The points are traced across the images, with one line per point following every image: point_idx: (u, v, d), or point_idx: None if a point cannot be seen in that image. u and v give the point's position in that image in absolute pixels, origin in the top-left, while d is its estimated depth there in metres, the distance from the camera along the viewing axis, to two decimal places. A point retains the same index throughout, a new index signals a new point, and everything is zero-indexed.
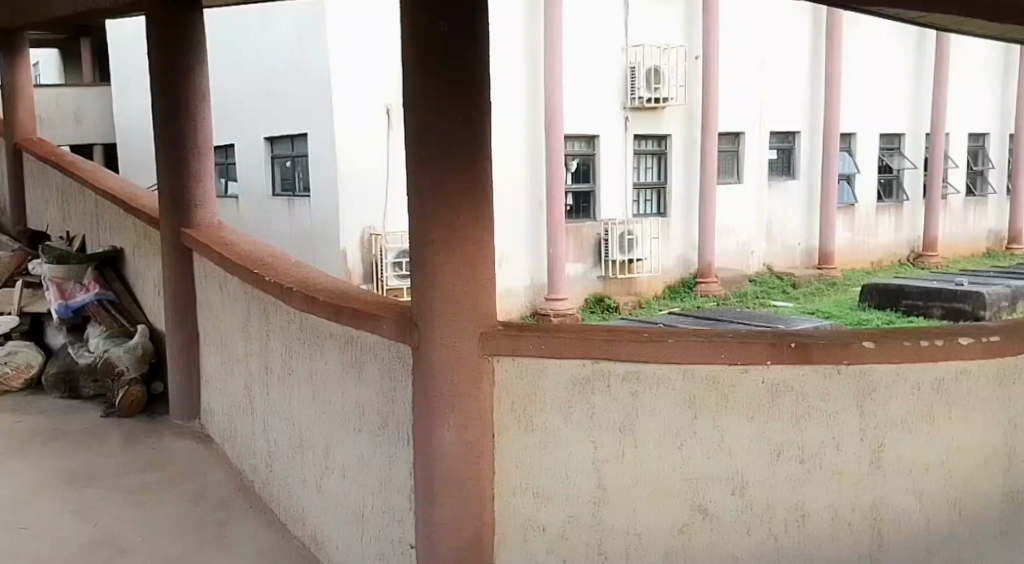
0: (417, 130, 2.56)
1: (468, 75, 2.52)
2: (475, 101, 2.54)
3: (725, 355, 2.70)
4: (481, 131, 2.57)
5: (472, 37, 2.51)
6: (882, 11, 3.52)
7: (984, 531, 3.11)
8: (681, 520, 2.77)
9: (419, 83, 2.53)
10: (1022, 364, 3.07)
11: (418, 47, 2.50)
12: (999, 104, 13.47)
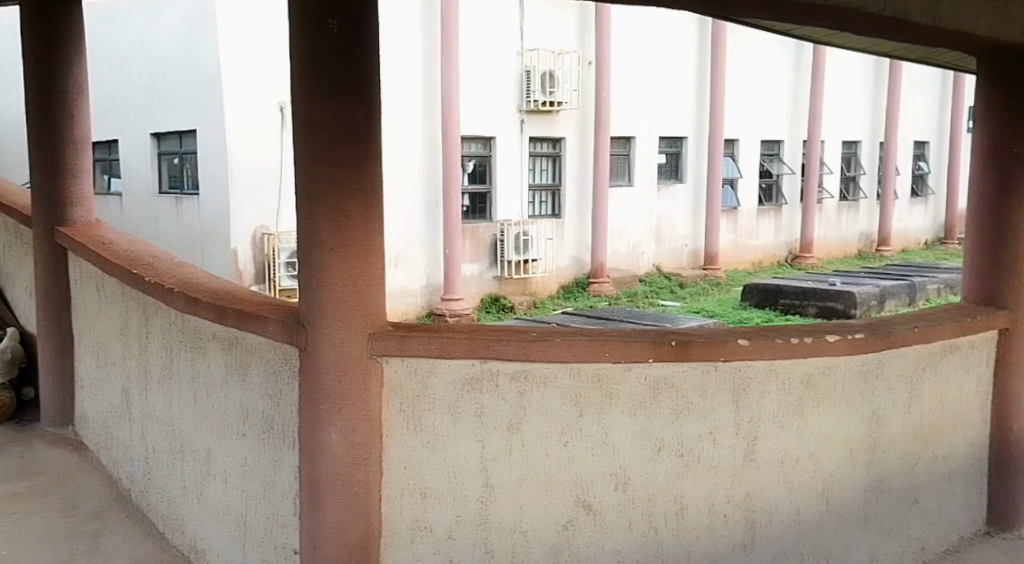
0: (305, 127, 2.54)
1: (357, 72, 2.52)
2: (363, 100, 2.54)
3: (609, 354, 2.79)
4: (371, 130, 2.57)
5: (362, 35, 2.51)
6: (760, 24, 3.69)
7: (849, 518, 3.30)
8: (566, 516, 2.84)
9: (307, 79, 2.51)
10: (882, 359, 3.28)
11: (306, 41, 2.48)
12: (869, 114, 14.23)
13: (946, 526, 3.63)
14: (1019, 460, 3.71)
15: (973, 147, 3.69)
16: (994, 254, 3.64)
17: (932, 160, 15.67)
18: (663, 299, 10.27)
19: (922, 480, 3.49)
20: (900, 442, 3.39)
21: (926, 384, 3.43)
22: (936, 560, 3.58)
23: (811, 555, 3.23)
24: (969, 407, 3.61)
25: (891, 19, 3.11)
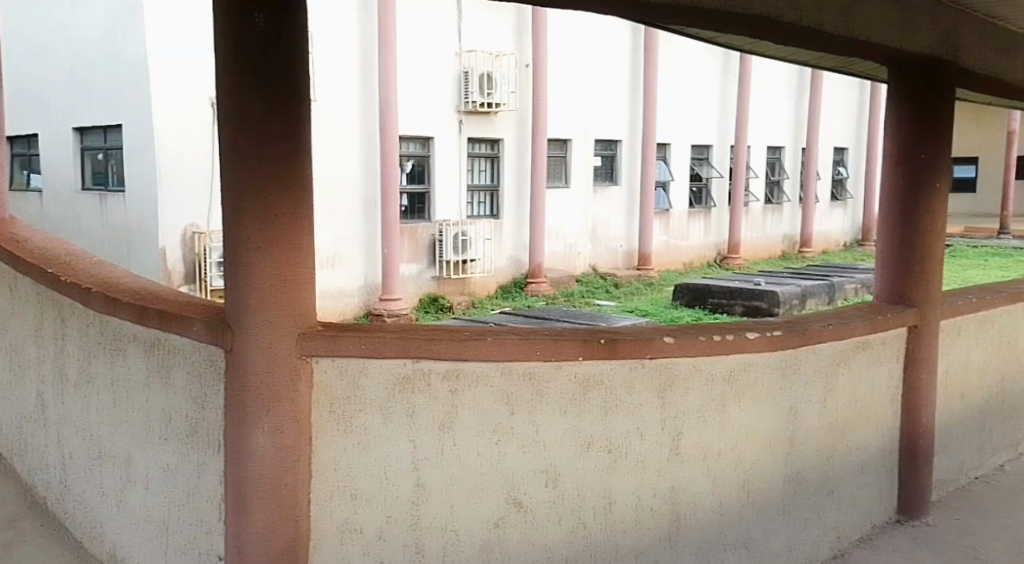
0: (231, 122, 2.54)
1: (285, 68, 2.53)
2: (291, 95, 2.55)
3: (540, 352, 2.84)
4: (299, 127, 2.58)
5: (290, 32, 2.52)
6: (684, 32, 3.79)
7: (769, 510, 3.42)
8: (497, 513, 2.87)
9: (233, 74, 2.51)
10: (800, 354, 3.43)
11: (232, 37, 2.49)
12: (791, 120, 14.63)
13: (859, 515, 3.79)
14: (923, 449, 3.93)
15: (886, 151, 3.86)
16: (904, 255, 3.82)
17: (851, 165, 16.15)
18: (599, 299, 10.38)
19: (837, 471, 3.64)
20: (817, 434, 3.53)
21: (840, 379, 3.59)
22: (851, 547, 3.73)
23: (733, 546, 3.33)
24: (881, 400, 3.78)
25: (806, 29, 3.20)
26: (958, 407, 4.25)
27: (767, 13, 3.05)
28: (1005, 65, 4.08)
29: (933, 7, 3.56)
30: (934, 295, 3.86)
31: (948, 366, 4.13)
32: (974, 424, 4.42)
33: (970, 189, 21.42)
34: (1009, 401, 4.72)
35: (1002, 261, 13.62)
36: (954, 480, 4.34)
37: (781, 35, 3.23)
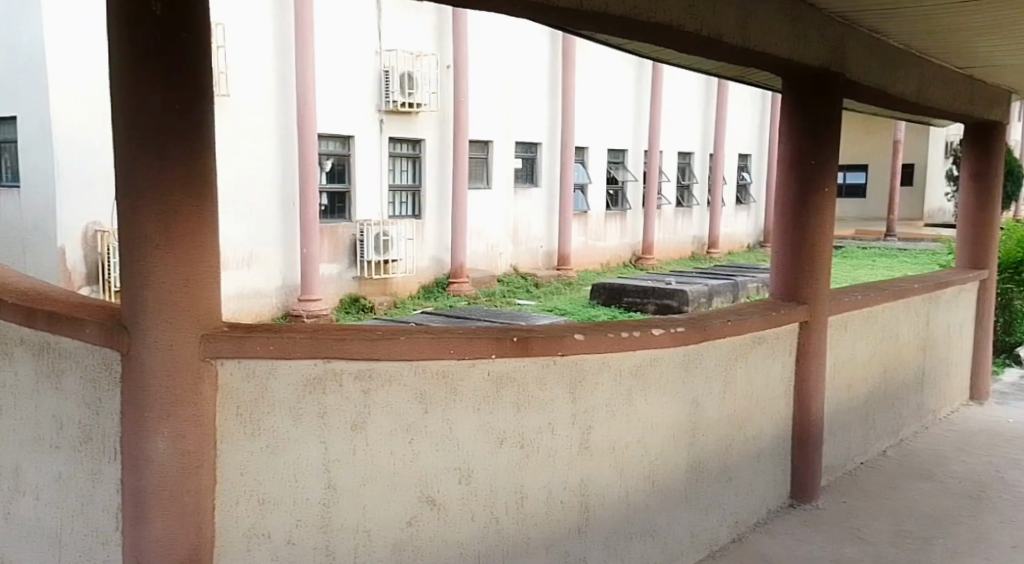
0: (126, 117, 2.53)
1: (186, 61, 2.52)
2: (194, 88, 2.54)
3: (453, 351, 2.89)
4: (202, 122, 2.58)
5: (190, 24, 2.51)
6: (597, 39, 3.89)
7: (672, 499, 3.57)
8: (410, 512, 2.90)
9: (130, 67, 2.50)
10: (702, 349, 3.58)
11: (130, 27, 2.48)
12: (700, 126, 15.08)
13: (756, 501, 3.99)
14: (814, 436, 4.19)
15: (785, 154, 4.05)
16: (798, 254, 4.05)
17: (755, 171, 16.74)
18: (520, 299, 10.49)
19: (735, 459, 3.83)
20: (717, 426, 3.71)
21: (739, 373, 3.78)
22: (747, 531, 3.94)
23: (638, 535, 3.46)
24: (776, 392, 4.00)
25: (707, 39, 3.32)
26: (845, 398, 4.53)
27: (670, 22, 3.16)
28: (886, 77, 4.36)
29: (820, 20, 3.78)
30: (823, 292, 4.10)
31: (836, 360, 4.39)
32: (860, 413, 4.72)
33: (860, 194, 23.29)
34: (893, 392, 5.04)
35: (897, 260, 14.39)
36: (842, 466, 4.63)
37: (683, 44, 3.35)
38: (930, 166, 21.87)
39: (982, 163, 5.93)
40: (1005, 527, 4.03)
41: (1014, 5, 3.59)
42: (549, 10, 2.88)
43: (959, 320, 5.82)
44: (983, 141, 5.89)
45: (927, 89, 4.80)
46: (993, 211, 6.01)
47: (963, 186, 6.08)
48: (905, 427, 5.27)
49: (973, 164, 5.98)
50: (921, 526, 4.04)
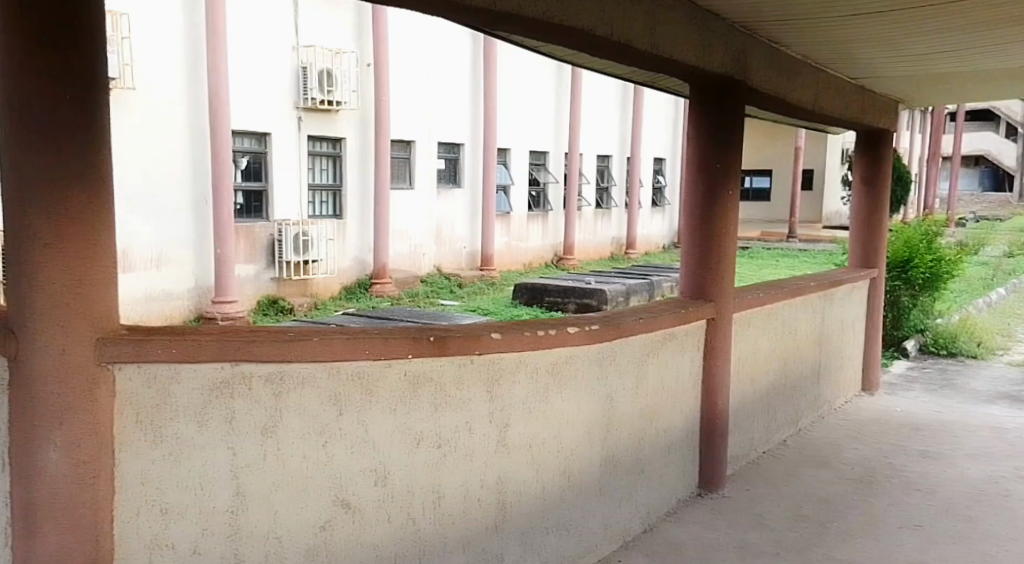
0: (11, 111, 2.41)
1: (77, 52, 2.43)
2: (85, 79, 2.45)
3: (368, 352, 2.85)
4: (95, 114, 2.49)
5: (82, 12, 2.42)
6: (512, 42, 3.86)
7: (587, 492, 3.61)
8: (324, 515, 2.85)
9: (16, 55, 2.38)
10: (616, 346, 3.64)
11: (16, 14, 2.37)
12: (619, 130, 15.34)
13: (666, 492, 4.08)
14: (721, 428, 4.32)
15: (693, 157, 4.16)
16: (705, 254, 4.17)
17: (669, 174, 17.11)
18: (443, 299, 10.45)
19: (648, 452, 3.91)
20: (629, 420, 3.77)
21: (651, 368, 3.86)
22: (659, 521, 4.03)
23: (554, 529, 3.48)
24: (684, 386, 4.10)
25: (618, 42, 3.37)
26: (749, 390, 4.69)
27: (582, 24, 3.19)
28: (786, 85, 4.52)
29: (723, 29, 3.90)
30: (728, 289, 4.24)
31: (738, 355, 4.55)
32: (762, 404, 4.88)
33: (766, 197, 24.15)
34: (793, 383, 5.23)
35: (802, 260, 14.95)
36: (746, 455, 4.78)
37: (594, 48, 3.39)
38: (827, 171, 23.01)
39: (870, 169, 6.17)
40: (895, 508, 4.22)
41: (911, 15, 3.75)
42: (461, 9, 2.87)
43: (852, 314, 6.07)
44: (872, 147, 6.12)
45: (824, 96, 5.00)
46: (881, 215, 6.25)
47: (854, 189, 6.30)
48: (804, 417, 5.47)
49: (862, 169, 6.21)
50: (820, 511, 4.20)
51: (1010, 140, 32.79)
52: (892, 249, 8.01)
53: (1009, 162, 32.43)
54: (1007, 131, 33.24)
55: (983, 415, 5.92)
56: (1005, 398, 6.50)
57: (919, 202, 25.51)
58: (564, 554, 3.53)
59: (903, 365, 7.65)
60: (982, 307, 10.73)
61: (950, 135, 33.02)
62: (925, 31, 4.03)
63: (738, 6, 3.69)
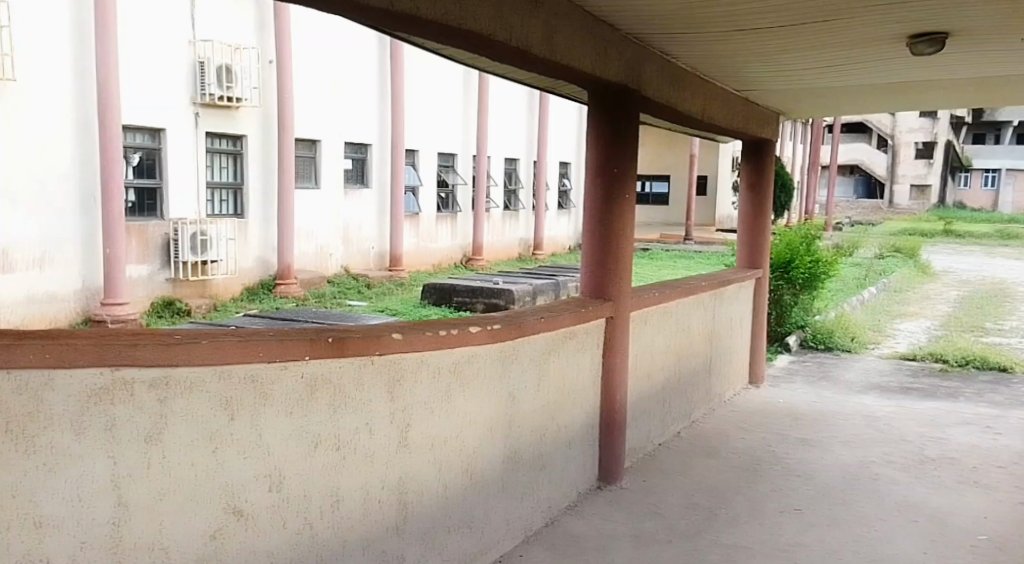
0: None
1: None
2: None
3: (262, 354, 2.74)
4: None
5: None
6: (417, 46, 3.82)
7: (487, 489, 3.59)
8: (214, 524, 2.71)
9: None
10: (516, 346, 3.67)
11: None
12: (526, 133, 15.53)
13: (565, 486, 4.16)
14: (618, 422, 4.45)
15: (589, 163, 4.29)
16: (603, 255, 4.29)
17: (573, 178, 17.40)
18: (351, 299, 10.37)
19: (547, 448, 3.97)
20: (530, 417, 3.81)
21: (551, 365, 3.93)
22: (560, 515, 4.11)
23: (456, 527, 3.43)
24: (582, 384, 4.19)
25: (515, 49, 3.42)
26: (644, 384, 4.83)
27: (479, 29, 3.23)
28: (675, 94, 4.69)
29: (619, 38, 4.03)
30: (625, 289, 4.37)
31: (635, 352, 4.68)
32: (656, 399, 5.02)
33: (664, 201, 24.86)
34: (685, 378, 5.42)
35: (697, 261, 15.46)
36: (642, 448, 4.92)
37: (491, 53, 3.43)
38: (720, 177, 24.01)
39: (755, 176, 6.43)
40: (777, 494, 4.43)
41: (797, 32, 3.98)
42: (356, 9, 2.86)
43: (740, 312, 6.31)
44: (758, 156, 6.37)
45: (713, 107, 5.21)
46: (765, 218, 6.54)
47: (741, 194, 6.55)
48: (697, 410, 5.68)
49: (747, 176, 6.46)
50: (710, 499, 4.37)
51: (882, 151, 35.01)
52: (775, 250, 8.37)
53: (881, 171, 34.46)
54: (878, 143, 35.33)
55: (857, 404, 6.27)
56: (877, 389, 6.90)
57: (801, 207, 26.80)
58: (467, 552, 3.49)
59: (786, 359, 8.02)
60: (857, 305, 11.34)
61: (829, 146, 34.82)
62: (803, 47, 4.26)
63: (632, 15, 3.80)
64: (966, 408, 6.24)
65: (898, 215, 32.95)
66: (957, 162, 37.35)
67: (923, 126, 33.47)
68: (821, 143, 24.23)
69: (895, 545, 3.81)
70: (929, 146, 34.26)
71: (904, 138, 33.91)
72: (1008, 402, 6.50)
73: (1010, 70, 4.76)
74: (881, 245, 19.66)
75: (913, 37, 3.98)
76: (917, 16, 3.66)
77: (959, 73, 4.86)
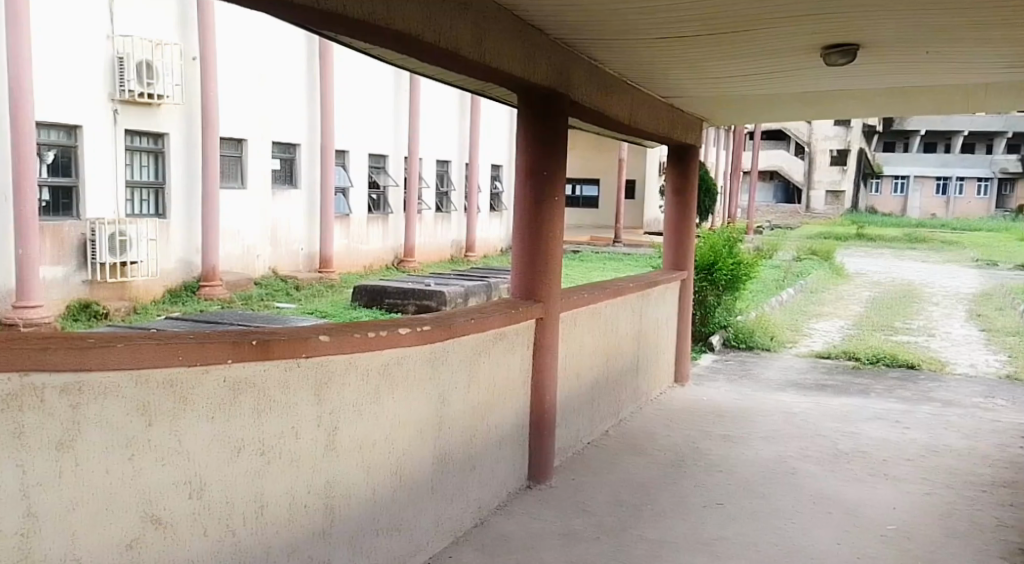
0: None
1: None
2: None
3: (182, 357, 2.69)
4: None
5: None
6: (345, 45, 3.78)
7: (417, 491, 3.57)
8: (131, 533, 2.64)
9: None
10: (446, 347, 3.67)
11: None
12: (458, 136, 15.54)
13: (496, 486, 4.19)
14: (548, 422, 4.49)
15: (520, 164, 4.31)
16: (533, 256, 4.33)
17: (504, 181, 17.50)
18: (278, 301, 10.20)
19: (478, 448, 3.98)
20: (459, 418, 3.81)
21: (481, 366, 3.94)
22: (489, 515, 4.12)
23: (385, 529, 3.41)
24: (512, 384, 4.22)
25: (444, 50, 3.40)
26: (573, 384, 4.89)
27: (408, 29, 3.18)
28: (603, 99, 4.76)
29: (548, 43, 4.07)
30: (555, 291, 4.41)
31: (565, 352, 4.73)
32: (584, 399, 5.08)
33: (594, 205, 25.16)
34: (613, 377, 5.49)
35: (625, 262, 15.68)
36: (570, 447, 4.96)
37: (420, 53, 3.40)
38: (647, 181, 24.44)
39: (681, 179, 6.55)
40: (700, 489, 4.53)
41: (725, 41, 4.07)
42: (281, 5, 2.80)
43: (666, 313, 6.43)
44: (682, 160, 6.50)
45: (638, 113, 5.30)
46: (689, 220, 6.68)
47: (666, 198, 6.67)
48: (624, 409, 5.76)
49: (673, 179, 6.58)
50: (636, 495, 4.44)
51: (800, 157, 36.12)
52: (699, 253, 8.56)
53: (799, 177, 35.53)
54: (796, 150, 36.47)
55: (776, 401, 6.46)
56: (795, 386, 7.11)
57: (724, 210, 27.43)
58: (395, 555, 3.47)
59: (710, 357, 8.20)
60: (776, 306, 11.69)
61: (750, 152, 35.76)
62: (725, 55, 4.36)
63: (561, 20, 3.84)
64: (877, 403, 6.49)
65: (815, 220, 34.04)
66: (869, 170, 38.80)
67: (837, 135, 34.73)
68: (743, 149, 24.89)
69: (811, 537, 3.94)
70: (843, 153, 35.51)
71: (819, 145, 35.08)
72: (916, 397, 6.78)
73: (918, 81, 4.96)
74: (798, 247, 20.27)
75: (828, 47, 4.11)
76: (831, 28, 3.79)
77: (871, 84, 5.06)
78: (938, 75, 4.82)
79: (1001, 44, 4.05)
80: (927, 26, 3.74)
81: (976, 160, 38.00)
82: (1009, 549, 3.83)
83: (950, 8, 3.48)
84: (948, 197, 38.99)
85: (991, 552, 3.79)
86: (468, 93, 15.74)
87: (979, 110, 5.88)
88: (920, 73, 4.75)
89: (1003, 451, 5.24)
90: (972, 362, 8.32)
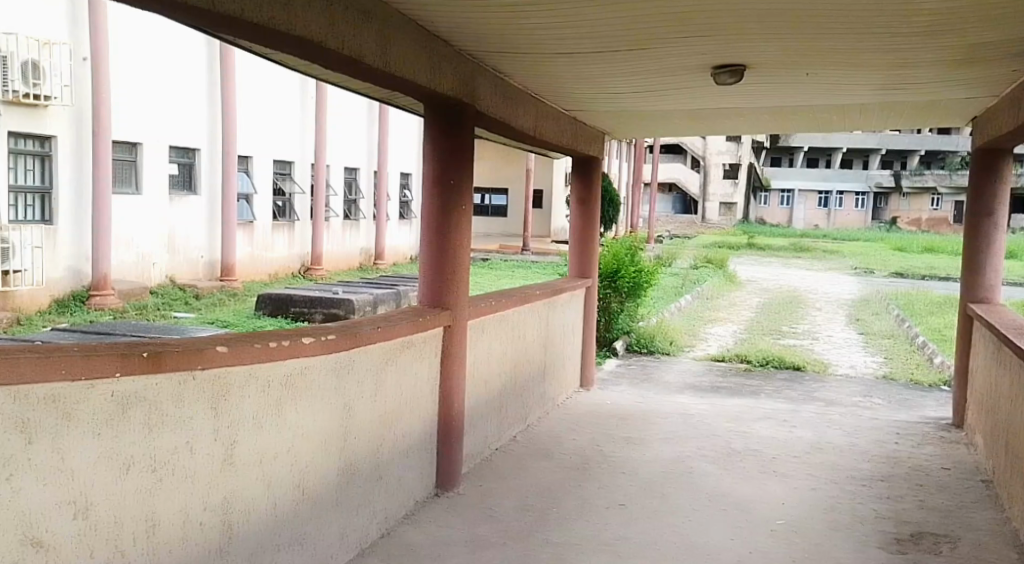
0: None
1: None
2: None
3: (64, 371, 2.56)
4: None
5: None
6: (252, 52, 3.68)
7: (320, 505, 3.50)
8: (9, 557, 2.49)
9: None
10: (352, 358, 3.63)
11: None
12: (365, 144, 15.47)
13: (404, 496, 4.16)
14: (455, 430, 4.50)
15: (426, 173, 4.31)
16: (441, 263, 4.34)
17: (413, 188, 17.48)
18: (176, 310, 9.84)
19: (384, 458, 3.94)
20: (365, 429, 3.77)
21: (388, 374, 3.90)
22: (397, 525, 4.08)
23: (288, 543, 3.33)
24: (420, 393, 4.20)
25: (349, 57, 3.35)
26: (481, 390, 4.90)
27: (308, 35, 3.11)
28: (508, 110, 4.81)
29: (452, 54, 4.08)
30: (462, 299, 4.42)
31: (471, 360, 4.73)
32: (492, 406, 5.09)
33: (502, 214, 25.30)
34: (520, 383, 5.53)
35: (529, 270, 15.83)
36: (479, 453, 4.98)
37: (322, 59, 3.34)
38: (550, 191, 24.79)
39: (585, 189, 6.68)
40: (602, 490, 4.61)
41: (621, 57, 4.17)
42: (179, 8, 2.71)
43: (572, 319, 6.52)
44: (585, 170, 6.62)
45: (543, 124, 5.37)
46: (594, 229, 6.80)
47: (571, 208, 6.78)
48: (531, 414, 5.81)
49: (577, 188, 6.70)
50: (542, 500, 4.48)
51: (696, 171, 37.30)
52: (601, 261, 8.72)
53: (694, 190, 36.58)
54: (691, 163, 37.51)
55: (674, 403, 6.62)
56: (692, 388, 7.30)
57: (625, 221, 27.94)
58: None
59: (614, 362, 8.35)
60: (674, 311, 12.03)
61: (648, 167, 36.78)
62: (620, 71, 4.46)
63: (463, 31, 3.85)
64: (767, 404, 6.73)
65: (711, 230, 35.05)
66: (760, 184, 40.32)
67: (729, 149, 36.33)
68: (638, 163, 25.56)
69: (706, 534, 4.05)
70: (735, 167, 36.95)
71: (713, 160, 36.37)
72: (802, 397, 7.07)
73: (801, 101, 5.20)
74: (693, 256, 20.88)
75: (717, 68, 4.28)
76: (719, 49, 3.93)
77: (762, 101, 5.26)
78: (820, 96, 5.05)
79: (872, 67, 4.28)
80: (805, 49, 3.92)
81: (852, 175, 40.14)
82: (886, 539, 4.02)
83: (827, 32, 3.65)
84: (829, 209, 40.90)
85: (869, 543, 3.98)
86: (373, 103, 15.66)
87: (856, 129, 6.19)
88: (800, 93, 4.98)
89: (880, 447, 5.50)
90: (852, 363, 8.74)
